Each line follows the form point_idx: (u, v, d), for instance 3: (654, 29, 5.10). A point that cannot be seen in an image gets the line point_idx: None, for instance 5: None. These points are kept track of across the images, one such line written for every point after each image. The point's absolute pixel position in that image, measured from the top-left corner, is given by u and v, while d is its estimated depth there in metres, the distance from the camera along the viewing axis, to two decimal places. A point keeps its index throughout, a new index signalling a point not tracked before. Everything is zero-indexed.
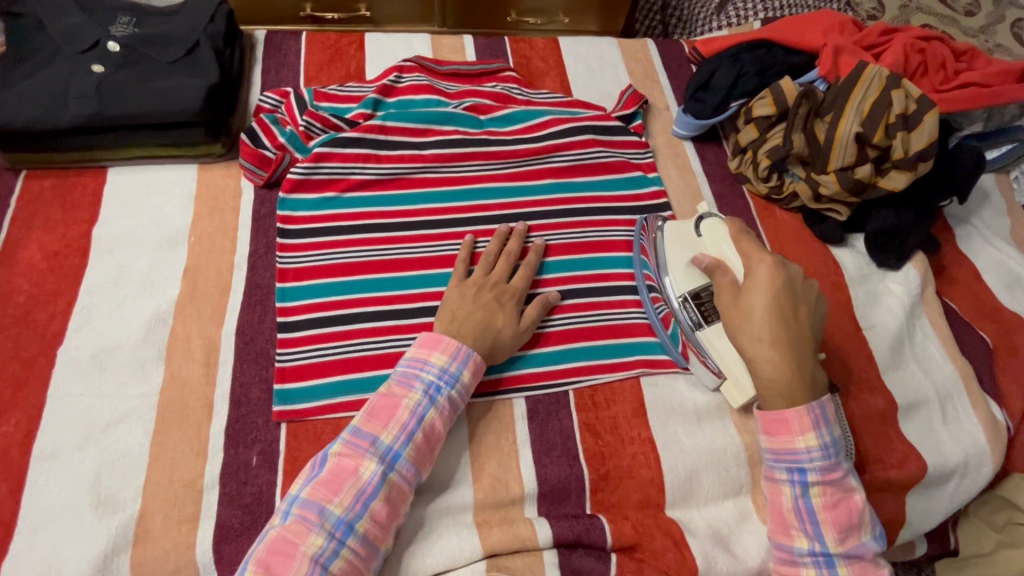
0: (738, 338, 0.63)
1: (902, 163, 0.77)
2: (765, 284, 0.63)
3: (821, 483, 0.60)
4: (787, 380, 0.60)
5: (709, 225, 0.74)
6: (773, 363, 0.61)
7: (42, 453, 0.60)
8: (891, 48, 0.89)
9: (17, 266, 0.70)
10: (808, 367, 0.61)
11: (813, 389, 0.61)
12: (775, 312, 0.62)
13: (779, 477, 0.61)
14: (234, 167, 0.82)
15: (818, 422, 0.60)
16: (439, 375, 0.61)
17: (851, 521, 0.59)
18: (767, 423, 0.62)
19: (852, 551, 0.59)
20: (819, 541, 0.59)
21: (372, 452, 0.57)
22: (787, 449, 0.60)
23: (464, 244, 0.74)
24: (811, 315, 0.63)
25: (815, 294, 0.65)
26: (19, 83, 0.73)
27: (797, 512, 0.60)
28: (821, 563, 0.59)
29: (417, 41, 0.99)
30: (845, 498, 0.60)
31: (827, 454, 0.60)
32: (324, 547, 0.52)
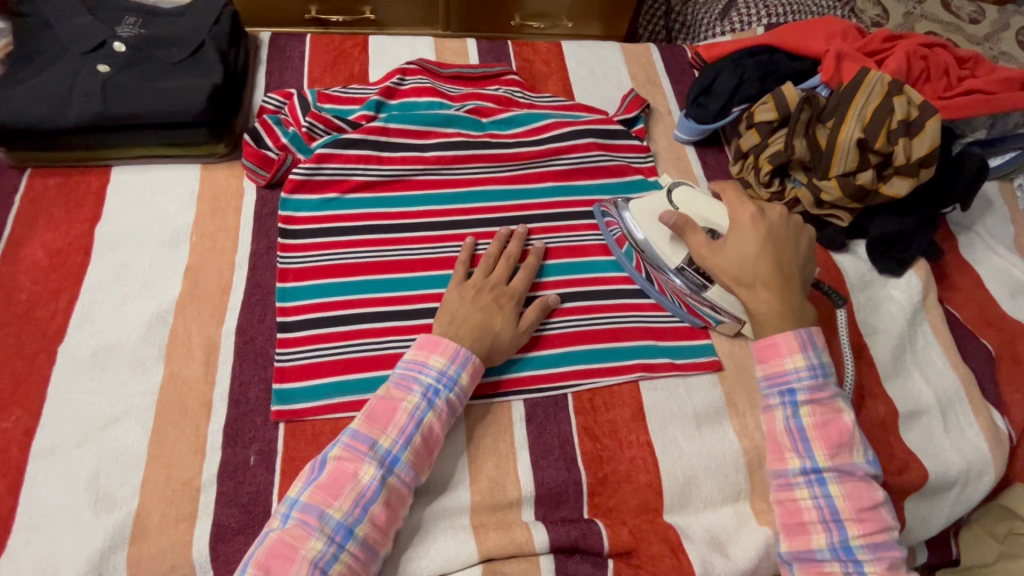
0: (725, 279, 0.67)
1: (904, 169, 0.77)
2: (746, 225, 0.67)
3: (811, 402, 0.61)
4: (776, 310, 0.64)
5: (681, 193, 0.74)
6: (760, 295, 0.65)
7: (41, 450, 0.60)
8: (894, 54, 0.89)
9: (20, 264, 0.71)
10: (795, 296, 0.65)
11: (802, 316, 0.64)
12: (758, 249, 0.66)
13: (771, 401, 0.62)
14: (237, 168, 0.82)
15: (806, 344, 0.62)
16: (437, 378, 0.61)
17: (841, 438, 0.59)
18: (759, 351, 0.64)
19: (843, 467, 0.59)
20: (811, 458, 0.59)
21: (372, 456, 0.56)
22: (777, 371, 0.62)
23: (464, 246, 0.74)
24: (796, 249, 0.67)
25: (797, 231, 0.68)
26: (25, 83, 0.74)
27: (790, 433, 0.61)
28: (814, 481, 0.59)
29: (420, 45, 0.99)
30: (834, 417, 0.60)
31: (814, 374, 0.61)
32: (324, 551, 0.52)
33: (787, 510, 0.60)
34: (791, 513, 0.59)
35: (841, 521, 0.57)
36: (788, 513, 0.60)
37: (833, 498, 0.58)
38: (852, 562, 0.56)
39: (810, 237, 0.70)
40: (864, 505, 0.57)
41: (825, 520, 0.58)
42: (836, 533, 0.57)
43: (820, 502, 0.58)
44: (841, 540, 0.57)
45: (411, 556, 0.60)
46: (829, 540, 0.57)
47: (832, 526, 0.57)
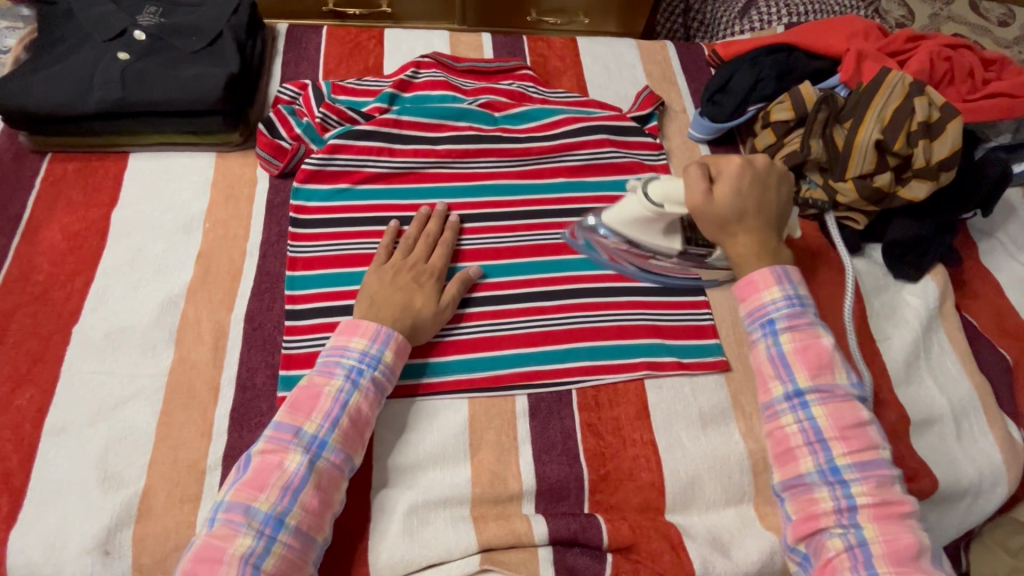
0: (708, 225, 0.69)
1: (924, 172, 0.75)
2: (731, 172, 0.68)
3: (790, 329, 0.63)
4: (755, 252, 0.67)
5: (659, 188, 0.70)
6: (740, 239, 0.68)
7: (53, 427, 0.61)
8: (917, 55, 0.87)
9: (38, 246, 0.72)
10: (772, 238, 0.68)
11: (778, 256, 0.68)
12: (741, 195, 0.68)
13: (754, 335, 0.65)
14: (251, 156, 0.83)
15: (782, 279, 0.65)
16: (360, 358, 0.61)
17: (821, 360, 0.61)
18: (738, 289, 0.67)
19: (824, 388, 0.60)
20: (793, 382, 0.61)
21: (296, 443, 0.55)
22: (756, 305, 0.65)
23: (389, 229, 0.74)
24: (775, 194, 0.70)
25: (777, 176, 0.70)
26: (48, 69, 0.76)
27: (772, 360, 0.63)
28: (797, 405, 0.60)
29: (436, 39, 1.00)
30: (813, 341, 0.62)
31: (791, 303, 0.64)
32: (254, 546, 0.50)
33: (776, 441, 0.61)
34: (780, 442, 0.61)
35: (826, 442, 0.58)
36: (777, 442, 0.61)
37: (816, 419, 0.59)
38: (840, 484, 0.57)
39: (789, 181, 0.72)
40: (848, 424, 0.59)
41: (811, 442, 0.59)
42: (820, 454, 0.58)
43: (805, 425, 0.60)
44: (828, 462, 0.58)
45: (408, 546, 0.59)
46: (815, 463, 0.58)
47: (817, 447, 0.58)
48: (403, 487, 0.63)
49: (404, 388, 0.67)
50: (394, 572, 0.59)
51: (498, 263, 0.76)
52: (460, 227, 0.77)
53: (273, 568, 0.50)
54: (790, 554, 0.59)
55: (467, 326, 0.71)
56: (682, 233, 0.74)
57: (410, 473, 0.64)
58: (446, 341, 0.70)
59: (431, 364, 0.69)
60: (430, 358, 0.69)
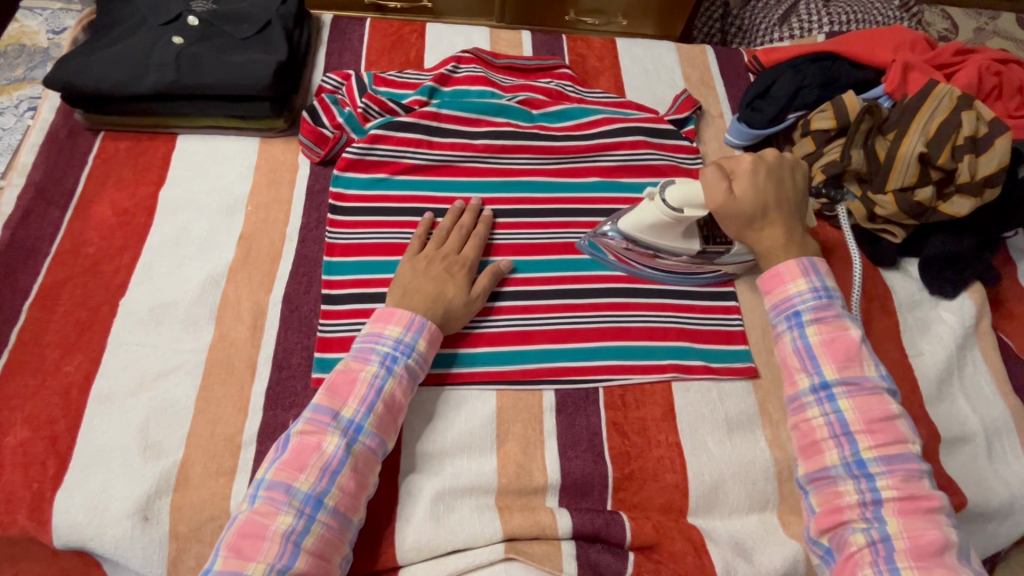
0: (733, 223, 0.69)
1: (967, 188, 0.74)
2: (745, 169, 0.69)
3: (815, 321, 0.63)
4: (782, 244, 0.67)
5: (676, 193, 0.69)
6: (765, 233, 0.68)
7: (99, 395, 0.64)
8: (964, 69, 0.86)
9: (90, 220, 0.75)
10: (797, 229, 0.69)
11: (805, 245, 0.68)
12: (760, 191, 0.68)
13: (780, 327, 0.65)
14: (293, 143, 0.85)
15: (808, 270, 0.65)
16: (394, 346, 0.62)
17: (848, 353, 0.61)
18: (767, 284, 0.67)
19: (852, 381, 0.60)
20: (820, 375, 0.61)
21: (334, 426, 0.57)
22: (781, 298, 0.65)
23: (422, 221, 0.75)
24: (793, 183, 0.71)
25: (793, 167, 0.71)
26: (106, 49, 0.78)
27: (798, 352, 0.62)
28: (824, 398, 0.60)
29: (476, 35, 1.01)
30: (841, 334, 0.62)
31: (818, 295, 0.64)
32: (294, 524, 0.52)
33: (801, 433, 0.61)
34: (806, 434, 0.60)
35: (852, 434, 0.58)
36: (803, 435, 0.60)
37: (843, 412, 0.59)
38: (865, 478, 0.56)
39: (804, 171, 0.73)
40: (876, 417, 0.58)
41: (836, 435, 0.58)
42: (847, 447, 0.58)
43: (831, 419, 0.59)
44: (853, 454, 0.57)
45: (434, 531, 0.60)
46: (841, 456, 0.58)
47: (843, 440, 0.58)
48: (430, 474, 0.64)
49: (433, 376, 0.68)
50: (419, 556, 0.60)
51: (529, 259, 0.77)
52: (493, 221, 0.78)
53: (312, 547, 0.52)
54: (813, 547, 0.59)
55: (497, 319, 0.72)
56: (701, 234, 0.74)
57: (437, 461, 0.65)
58: (476, 332, 0.71)
59: (461, 355, 0.70)
60: (460, 348, 0.70)
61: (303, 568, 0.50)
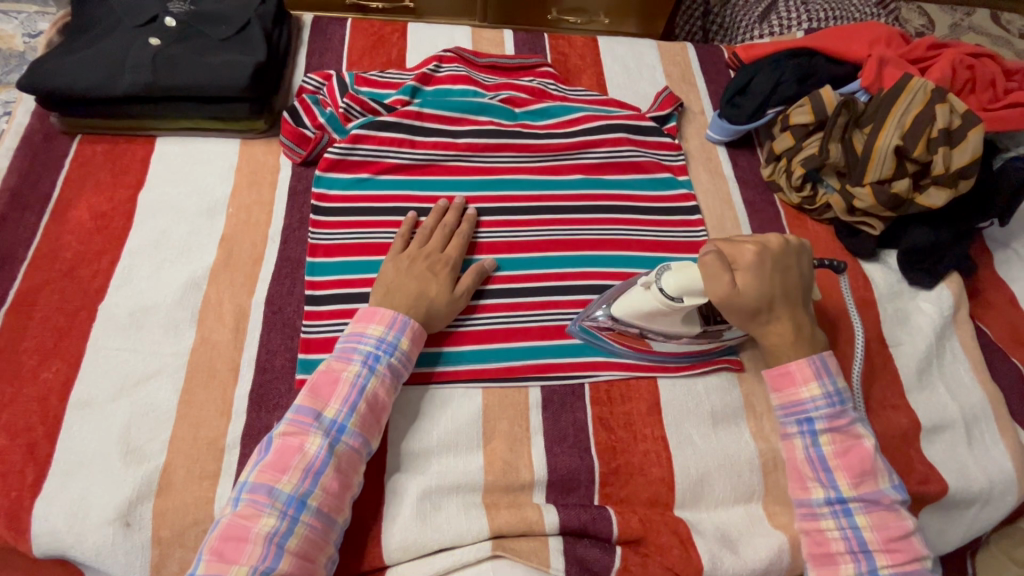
0: (737, 316, 0.65)
1: (942, 179, 0.75)
2: (750, 261, 0.64)
3: (829, 430, 0.62)
4: (789, 342, 0.65)
5: (675, 281, 0.63)
6: (770, 328, 0.65)
7: (78, 400, 0.63)
8: (938, 63, 0.87)
9: (67, 224, 0.74)
10: (804, 322, 0.66)
11: (812, 337, 0.66)
12: (767, 285, 0.64)
13: (790, 430, 0.64)
14: (275, 144, 0.84)
15: (819, 373, 0.64)
16: (376, 345, 0.62)
17: (864, 467, 0.60)
18: (773, 380, 0.66)
19: (868, 497, 0.60)
20: (835, 489, 0.61)
21: (317, 427, 0.56)
22: (793, 399, 0.64)
23: (406, 220, 0.75)
24: (800, 272, 0.66)
25: (801, 255, 0.67)
26: (81, 52, 0.77)
27: (810, 461, 0.62)
28: (839, 512, 0.60)
29: (458, 34, 1.01)
30: (855, 444, 0.61)
31: (831, 402, 0.63)
32: (278, 526, 0.51)
33: (814, 541, 0.61)
34: (819, 543, 0.60)
35: (869, 552, 0.58)
36: (816, 542, 0.61)
37: (859, 529, 0.59)
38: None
39: (810, 252, 0.69)
40: (893, 535, 0.58)
41: (853, 551, 0.59)
42: (864, 563, 0.58)
43: (847, 533, 0.59)
44: (870, 571, 0.57)
45: (420, 530, 0.60)
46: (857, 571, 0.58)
47: (860, 556, 0.58)
48: (415, 473, 0.64)
49: (419, 375, 0.68)
50: (406, 555, 0.60)
51: (513, 257, 0.77)
52: (477, 219, 0.78)
53: (296, 548, 0.51)
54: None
55: (482, 317, 0.72)
56: (700, 315, 0.68)
57: (423, 460, 0.65)
58: (460, 331, 0.71)
59: (445, 354, 0.70)
60: (445, 347, 0.70)
61: (287, 570, 0.50)
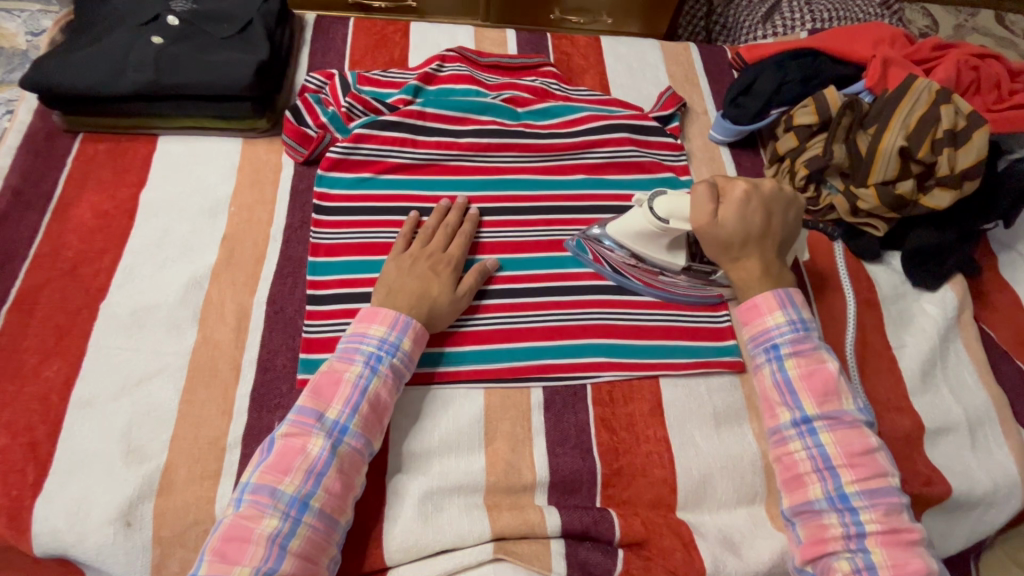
0: (713, 248, 0.69)
1: (947, 181, 0.75)
2: (737, 196, 0.68)
3: (794, 354, 0.64)
4: (758, 276, 0.68)
5: (665, 203, 0.69)
6: (743, 263, 0.69)
7: (80, 400, 0.63)
8: (943, 64, 0.86)
9: (69, 223, 0.74)
10: (777, 263, 0.70)
11: (781, 277, 0.69)
12: (746, 220, 0.68)
13: (759, 360, 0.66)
14: (277, 143, 0.84)
15: (784, 303, 0.66)
16: (379, 345, 0.62)
17: (827, 387, 0.62)
18: (741, 311, 0.68)
19: (831, 415, 0.60)
20: (799, 409, 0.62)
21: (319, 427, 0.56)
22: (760, 330, 0.66)
23: (408, 220, 0.74)
24: (783, 220, 0.70)
25: (786, 201, 0.71)
26: (84, 50, 0.77)
27: (777, 386, 0.63)
28: (805, 432, 0.61)
29: (460, 34, 1.01)
30: (819, 367, 0.63)
31: (795, 327, 0.65)
32: (280, 527, 0.51)
33: (785, 465, 0.61)
34: (788, 467, 0.61)
35: (834, 469, 0.58)
36: (786, 468, 0.61)
37: (824, 446, 0.59)
38: (848, 511, 0.57)
39: (797, 203, 0.72)
40: (856, 450, 0.59)
41: (819, 469, 0.59)
42: (830, 481, 0.58)
43: (812, 452, 0.60)
44: (836, 489, 0.58)
45: (422, 531, 0.60)
46: (824, 490, 0.58)
47: (826, 474, 0.59)
48: (416, 473, 0.64)
49: (420, 375, 0.68)
50: (407, 556, 0.60)
51: (516, 257, 0.77)
52: (479, 220, 0.78)
53: (298, 550, 0.51)
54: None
55: (484, 317, 0.72)
56: (688, 249, 0.73)
57: (425, 460, 0.64)
58: (462, 331, 0.71)
59: (447, 354, 0.69)
60: (446, 347, 0.70)
61: (288, 571, 0.50)
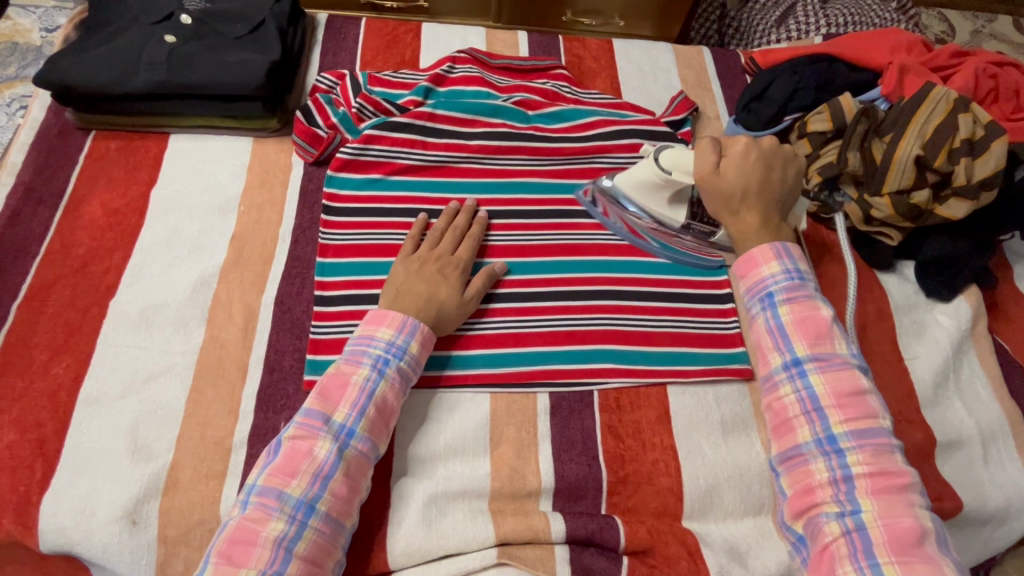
0: (714, 202, 0.69)
1: (963, 191, 0.73)
2: (738, 150, 0.68)
3: (789, 300, 0.62)
4: (757, 229, 0.67)
5: (669, 156, 0.72)
6: (743, 216, 0.68)
7: (88, 397, 0.63)
8: (961, 71, 0.85)
9: (80, 220, 0.74)
10: (776, 217, 0.68)
11: (780, 232, 0.68)
12: (747, 173, 0.67)
13: (753, 309, 0.64)
14: (287, 143, 0.84)
15: (780, 253, 0.64)
16: (386, 349, 0.61)
17: (820, 330, 0.60)
18: (739, 265, 0.66)
19: (823, 357, 0.59)
20: (791, 352, 0.60)
21: (326, 431, 0.56)
22: (756, 280, 0.65)
23: (418, 221, 0.74)
24: (783, 177, 0.69)
25: (786, 158, 0.70)
26: (98, 48, 0.77)
27: (770, 330, 0.62)
28: (795, 374, 0.59)
29: (472, 35, 1.00)
30: (813, 312, 0.61)
31: (790, 276, 0.63)
32: (286, 530, 0.51)
33: (774, 412, 0.60)
34: (778, 413, 0.60)
35: (822, 411, 0.57)
36: (776, 414, 0.60)
37: (813, 388, 0.58)
38: (836, 454, 0.56)
39: (798, 164, 0.72)
40: (845, 391, 0.57)
41: (807, 411, 0.58)
42: (817, 423, 0.57)
43: (802, 395, 0.59)
44: (824, 431, 0.57)
45: (426, 536, 0.60)
46: (812, 433, 0.57)
47: (814, 416, 0.57)
48: (421, 477, 0.63)
49: (427, 378, 0.68)
50: (411, 560, 0.59)
51: (524, 261, 0.76)
52: (488, 223, 0.77)
53: (304, 553, 0.51)
54: (787, 533, 0.58)
55: (491, 321, 0.71)
56: (689, 208, 0.75)
57: (430, 464, 0.64)
58: (469, 334, 0.70)
59: (454, 357, 0.69)
60: (453, 350, 0.69)
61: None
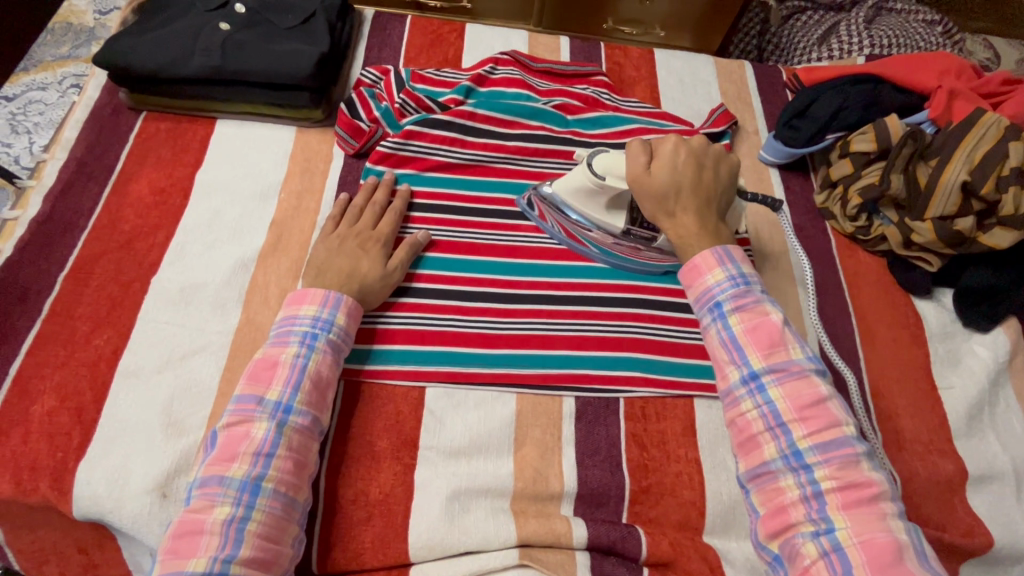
0: (649, 205, 0.68)
1: (1010, 220, 0.72)
2: (668, 151, 0.68)
3: (737, 310, 0.61)
4: (696, 231, 0.67)
5: (602, 160, 0.70)
6: (679, 217, 0.67)
7: (126, 370, 0.65)
8: (1013, 98, 0.83)
9: (127, 197, 0.76)
10: (713, 217, 0.68)
11: (718, 233, 0.67)
12: (678, 173, 0.67)
13: (705, 321, 0.64)
14: (329, 134, 0.86)
15: (723, 259, 0.64)
16: (312, 324, 0.63)
17: (773, 338, 0.59)
18: (683, 275, 0.66)
19: (778, 367, 0.58)
20: (746, 365, 0.59)
21: (260, 411, 0.57)
22: (702, 290, 0.64)
23: (337, 202, 0.76)
24: (715, 174, 0.69)
25: (717, 156, 0.70)
26: (154, 32, 0.80)
27: (724, 344, 0.61)
28: (754, 389, 0.58)
29: (515, 38, 1.01)
30: (762, 319, 0.60)
31: (735, 283, 0.63)
32: (233, 513, 0.51)
33: (738, 428, 0.59)
34: (743, 429, 0.58)
35: (785, 425, 0.56)
36: (740, 430, 0.59)
37: (773, 402, 0.57)
38: (803, 469, 0.55)
39: (731, 162, 0.72)
40: (806, 402, 0.56)
41: (771, 426, 0.57)
42: (782, 438, 0.56)
43: (764, 410, 0.57)
44: (789, 446, 0.55)
45: (448, 531, 0.60)
46: (778, 449, 0.56)
47: (777, 431, 0.56)
48: (444, 472, 0.63)
49: (455, 375, 0.68)
50: (431, 554, 0.60)
51: (556, 264, 0.77)
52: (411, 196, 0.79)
53: (257, 532, 0.51)
54: (762, 553, 0.56)
55: (521, 322, 0.72)
56: (629, 213, 0.74)
57: (453, 460, 0.64)
58: (499, 333, 0.71)
59: (481, 355, 0.69)
60: (481, 349, 0.70)
61: (248, 554, 0.50)
